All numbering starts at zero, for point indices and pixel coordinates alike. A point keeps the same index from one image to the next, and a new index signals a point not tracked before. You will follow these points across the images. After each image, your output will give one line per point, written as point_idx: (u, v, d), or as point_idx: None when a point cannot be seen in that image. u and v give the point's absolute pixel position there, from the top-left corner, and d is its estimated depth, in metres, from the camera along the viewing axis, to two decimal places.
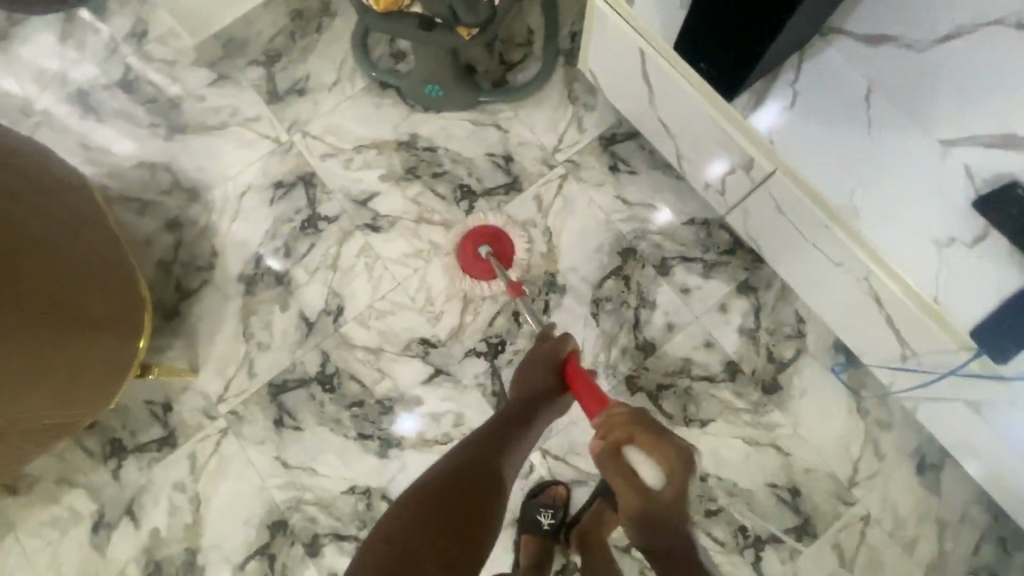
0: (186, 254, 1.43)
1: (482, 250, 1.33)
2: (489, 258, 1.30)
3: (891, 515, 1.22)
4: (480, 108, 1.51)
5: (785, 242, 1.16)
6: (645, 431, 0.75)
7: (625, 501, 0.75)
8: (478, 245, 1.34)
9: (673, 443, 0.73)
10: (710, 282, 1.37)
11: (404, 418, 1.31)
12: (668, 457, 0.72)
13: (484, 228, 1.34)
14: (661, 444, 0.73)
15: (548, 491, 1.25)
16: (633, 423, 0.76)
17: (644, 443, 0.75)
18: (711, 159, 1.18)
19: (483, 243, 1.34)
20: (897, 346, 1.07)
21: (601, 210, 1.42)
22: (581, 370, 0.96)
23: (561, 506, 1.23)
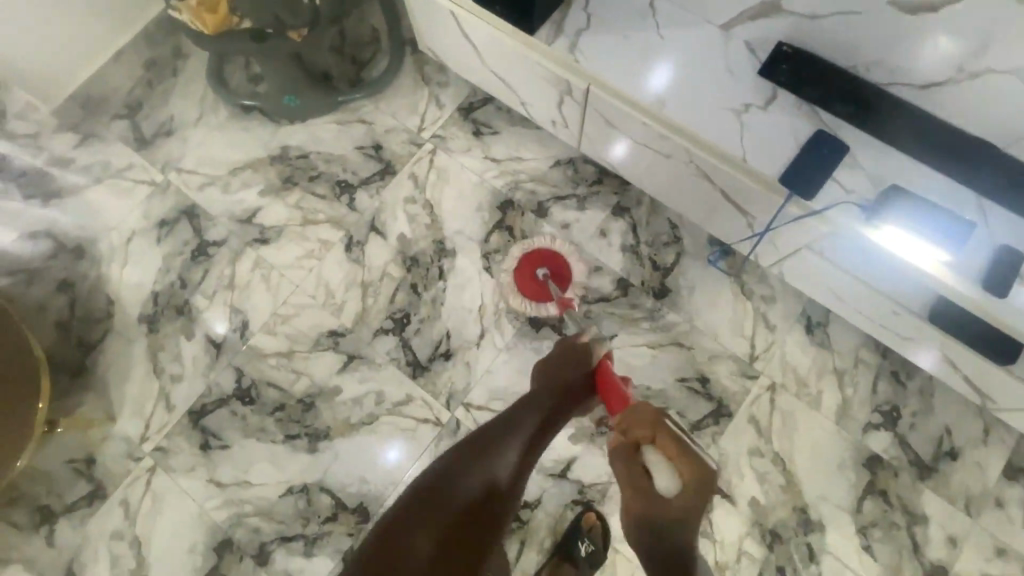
0: (83, 311, 1.44)
1: (539, 272, 1.37)
2: (548, 279, 1.34)
3: (792, 378, 1.31)
4: (342, 108, 1.58)
5: (626, 153, 1.24)
6: (670, 433, 0.79)
7: (625, 499, 0.79)
8: (535, 269, 1.38)
9: (686, 455, 0.76)
10: (586, 213, 1.45)
11: (388, 449, 1.31)
12: (680, 469, 0.76)
13: (538, 252, 1.39)
14: (681, 452, 0.77)
15: None
16: (659, 426, 0.80)
17: (665, 450, 0.79)
18: (544, 96, 1.26)
19: (541, 265, 1.38)
20: (742, 220, 1.16)
21: (474, 172, 1.50)
22: (611, 375, 1.01)
23: None
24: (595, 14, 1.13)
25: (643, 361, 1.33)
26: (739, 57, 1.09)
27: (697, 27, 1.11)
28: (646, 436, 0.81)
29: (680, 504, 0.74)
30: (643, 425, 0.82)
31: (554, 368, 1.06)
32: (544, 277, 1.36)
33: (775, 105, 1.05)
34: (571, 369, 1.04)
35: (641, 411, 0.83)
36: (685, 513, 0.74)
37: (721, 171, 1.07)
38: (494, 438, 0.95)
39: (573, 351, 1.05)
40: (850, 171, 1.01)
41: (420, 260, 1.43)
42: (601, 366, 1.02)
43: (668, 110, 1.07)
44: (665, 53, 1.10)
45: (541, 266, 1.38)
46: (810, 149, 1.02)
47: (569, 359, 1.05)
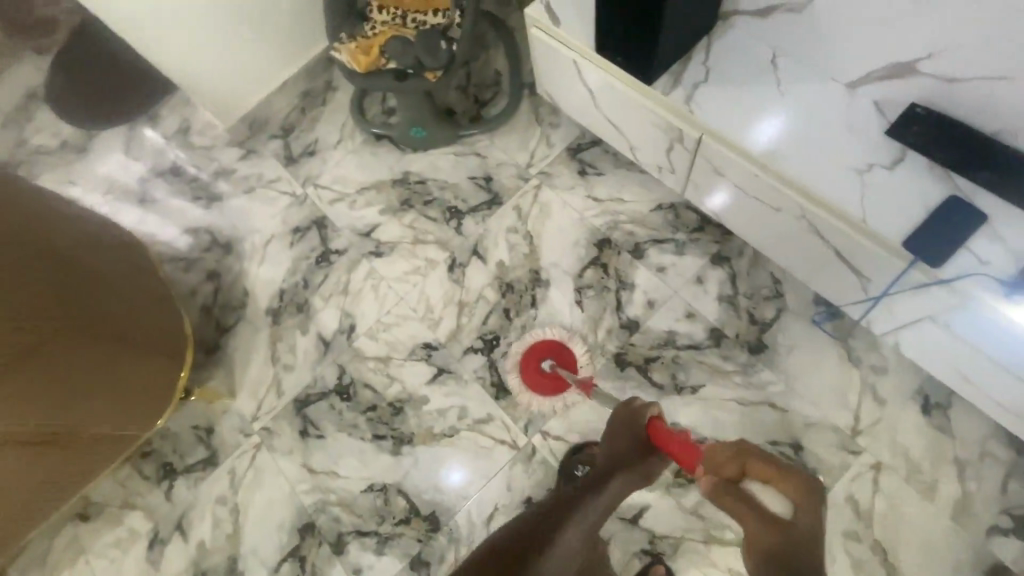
0: (223, 298, 1.66)
1: (544, 364, 1.38)
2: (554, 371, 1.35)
3: (902, 460, 1.19)
4: (460, 141, 1.73)
5: (733, 203, 1.23)
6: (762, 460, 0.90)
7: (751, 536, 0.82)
8: (540, 360, 1.39)
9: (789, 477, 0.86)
10: (684, 259, 1.45)
11: (450, 471, 1.37)
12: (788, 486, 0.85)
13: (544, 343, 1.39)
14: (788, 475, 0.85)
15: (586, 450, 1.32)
16: (747, 457, 0.91)
17: (762, 473, 0.89)
18: (653, 142, 1.30)
19: (544, 357, 1.39)
20: (855, 282, 1.11)
21: (576, 209, 1.56)
22: (667, 433, 1.07)
23: (598, 462, 1.29)
24: (714, 69, 1.16)
25: (731, 416, 1.29)
26: (866, 115, 1.06)
27: (822, 84, 1.10)
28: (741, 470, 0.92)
29: (806, 519, 0.83)
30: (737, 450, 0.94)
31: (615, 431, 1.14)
32: (551, 368, 1.37)
33: (902, 166, 1.01)
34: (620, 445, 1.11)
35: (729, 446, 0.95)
36: (806, 524, 0.81)
37: (835, 229, 1.04)
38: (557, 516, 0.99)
39: (621, 430, 1.12)
40: (987, 241, 0.94)
41: (515, 287, 1.51)
42: (654, 424, 1.09)
43: (782, 163, 1.07)
44: (785, 108, 1.10)
45: (546, 357, 1.39)
46: (940, 214, 0.96)
47: (625, 426, 1.12)
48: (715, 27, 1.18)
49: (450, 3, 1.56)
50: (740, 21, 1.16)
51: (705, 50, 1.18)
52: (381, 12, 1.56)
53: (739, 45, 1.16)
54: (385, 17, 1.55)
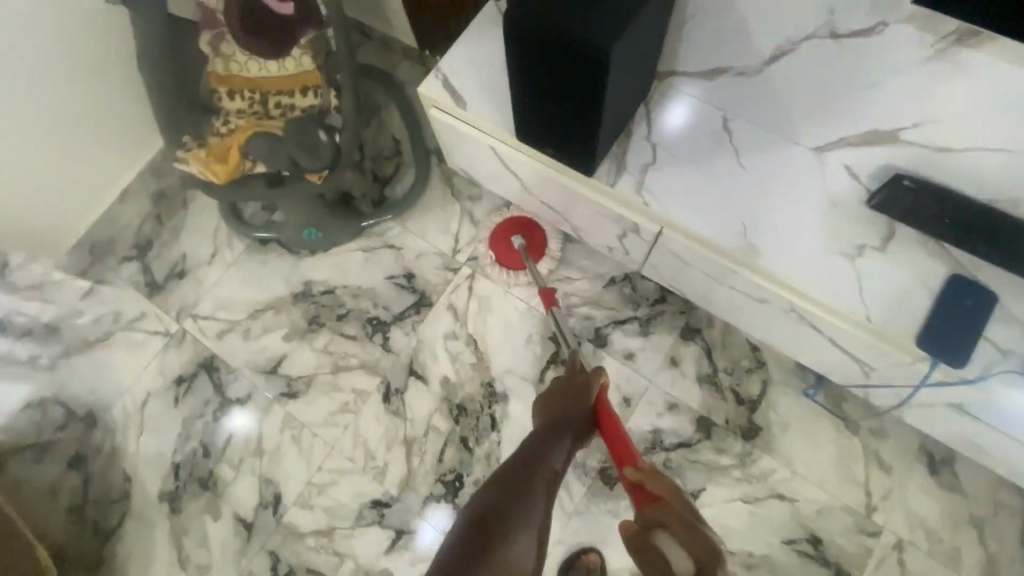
0: (99, 491, 1.29)
1: (514, 240, 1.31)
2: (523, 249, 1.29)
3: (922, 533, 1.11)
4: (367, 233, 1.44)
5: (702, 287, 1.07)
6: (682, 525, 0.70)
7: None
8: (513, 236, 1.32)
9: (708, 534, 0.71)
10: (652, 339, 1.28)
11: (423, 529, 1.21)
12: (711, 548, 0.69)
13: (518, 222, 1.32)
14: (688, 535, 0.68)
15: (581, 561, 1.15)
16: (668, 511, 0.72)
17: (674, 531, 0.69)
18: (599, 227, 1.11)
19: (517, 234, 1.32)
20: (856, 368, 0.98)
21: (520, 298, 1.34)
22: (614, 413, 0.89)
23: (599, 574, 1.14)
24: (660, 144, 0.97)
25: (740, 520, 1.15)
26: (842, 184, 0.92)
27: (785, 149, 0.94)
28: (657, 519, 0.72)
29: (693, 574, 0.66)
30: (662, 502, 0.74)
31: (554, 401, 0.93)
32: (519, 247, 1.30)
33: (895, 244, 0.88)
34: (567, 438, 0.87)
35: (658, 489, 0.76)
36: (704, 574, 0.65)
37: (835, 326, 0.89)
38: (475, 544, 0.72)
39: (566, 395, 0.93)
40: (1004, 326, 0.83)
41: (469, 407, 1.27)
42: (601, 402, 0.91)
43: (764, 256, 0.90)
44: (751, 183, 0.94)
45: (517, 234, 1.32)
46: (949, 301, 0.84)
47: (570, 394, 0.93)
48: (652, 89, 0.98)
49: (322, 77, 1.21)
50: (682, 83, 0.98)
51: (646, 121, 0.98)
52: (233, 98, 1.18)
53: (683, 110, 0.98)
54: (240, 104, 1.18)
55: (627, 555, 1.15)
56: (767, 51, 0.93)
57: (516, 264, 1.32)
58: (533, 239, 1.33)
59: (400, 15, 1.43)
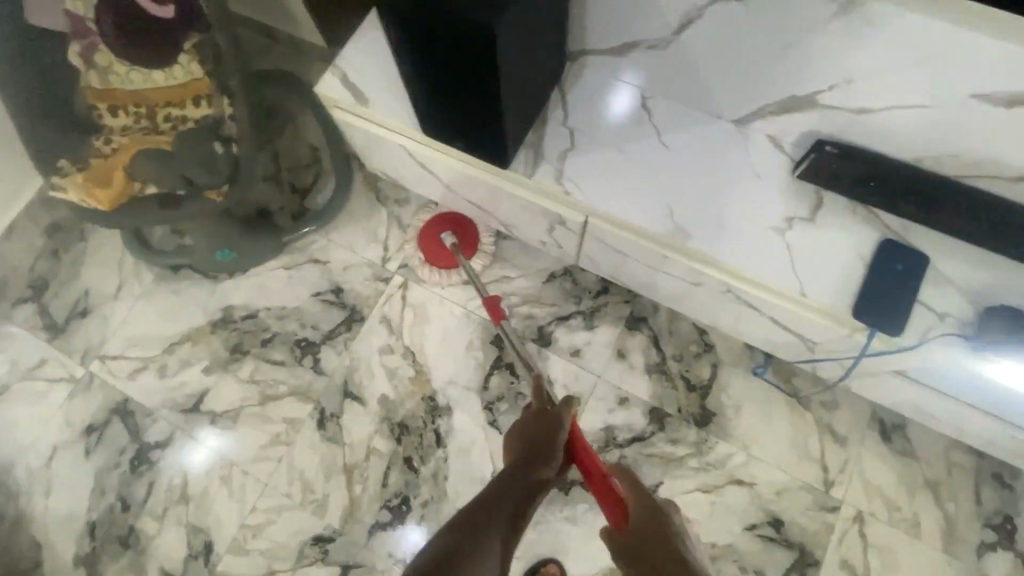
0: (4, 563, 1.15)
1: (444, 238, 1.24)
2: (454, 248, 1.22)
3: (880, 502, 1.10)
4: (289, 248, 1.34)
5: (638, 274, 1.02)
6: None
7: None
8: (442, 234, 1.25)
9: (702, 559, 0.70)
10: (598, 333, 1.23)
11: (409, 532, 1.13)
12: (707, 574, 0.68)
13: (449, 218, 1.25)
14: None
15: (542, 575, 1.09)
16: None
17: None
18: (527, 221, 1.05)
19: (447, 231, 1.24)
20: (798, 342, 0.95)
21: (457, 303, 1.27)
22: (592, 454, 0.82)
23: None
24: (578, 127, 0.92)
25: (700, 511, 1.11)
26: (768, 155, 0.88)
27: (707, 123, 0.90)
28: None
29: None
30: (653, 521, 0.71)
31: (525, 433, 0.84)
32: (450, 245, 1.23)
33: (824, 213, 0.85)
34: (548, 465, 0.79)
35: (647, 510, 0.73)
36: None
37: (771, 304, 0.85)
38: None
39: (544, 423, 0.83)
40: (937, 288, 0.81)
41: (411, 425, 1.19)
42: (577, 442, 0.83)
43: (693, 239, 0.85)
44: (675, 162, 0.89)
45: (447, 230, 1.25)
46: (879, 268, 0.81)
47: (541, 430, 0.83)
48: (564, 71, 0.93)
49: (213, 85, 1.11)
50: (593, 63, 0.93)
51: (561, 104, 0.93)
52: (116, 114, 1.06)
53: (599, 89, 0.93)
54: (125, 121, 1.06)
55: (589, 561, 1.10)
56: (675, 22, 0.87)
57: (450, 262, 1.25)
58: (463, 233, 1.26)
59: (302, 12, 1.34)
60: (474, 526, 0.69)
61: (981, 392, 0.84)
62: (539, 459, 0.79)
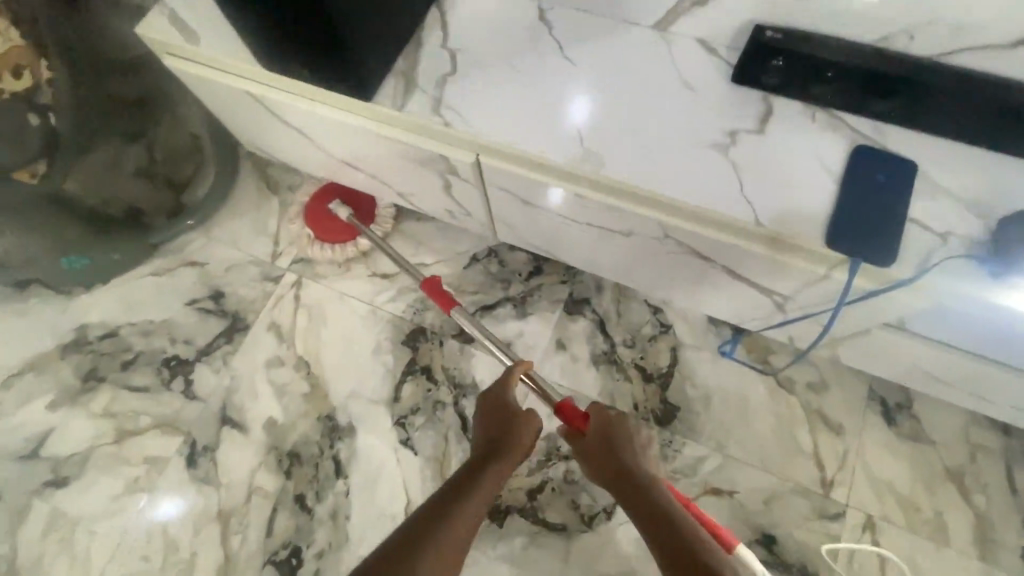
0: None
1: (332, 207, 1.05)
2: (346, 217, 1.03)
3: (893, 503, 0.87)
4: (161, 252, 1.12)
5: (562, 235, 0.82)
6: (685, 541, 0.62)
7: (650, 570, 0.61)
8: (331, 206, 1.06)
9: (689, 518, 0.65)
10: (532, 322, 1.02)
11: None
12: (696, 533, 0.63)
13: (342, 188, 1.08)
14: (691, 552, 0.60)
15: None
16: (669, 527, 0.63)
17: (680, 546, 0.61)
18: (420, 181, 0.84)
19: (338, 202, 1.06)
20: (766, 298, 0.73)
21: (362, 300, 1.05)
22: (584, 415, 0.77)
23: None
24: (461, 50, 0.72)
25: None
26: (698, 62, 0.70)
27: (621, 32, 0.72)
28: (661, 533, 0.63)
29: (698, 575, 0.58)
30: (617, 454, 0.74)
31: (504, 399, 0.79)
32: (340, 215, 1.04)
33: (775, 124, 0.66)
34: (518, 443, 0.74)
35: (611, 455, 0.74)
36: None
37: (722, 244, 0.64)
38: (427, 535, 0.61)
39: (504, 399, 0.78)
40: (934, 203, 0.60)
41: (305, 452, 0.95)
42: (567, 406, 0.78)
43: (612, 166, 0.65)
44: (584, 78, 0.70)
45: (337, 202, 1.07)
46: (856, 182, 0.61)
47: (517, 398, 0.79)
48: None
49: None
50: None
51: (440, 26, 0.74)
52: None
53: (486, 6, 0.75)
54: None
55: None
56: None
57: (346, 237, 1.05)
58: (357, 204, 1.08)
59: None
60: (434, 510, 0.64)
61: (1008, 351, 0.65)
62: (503, 433, 0.75)
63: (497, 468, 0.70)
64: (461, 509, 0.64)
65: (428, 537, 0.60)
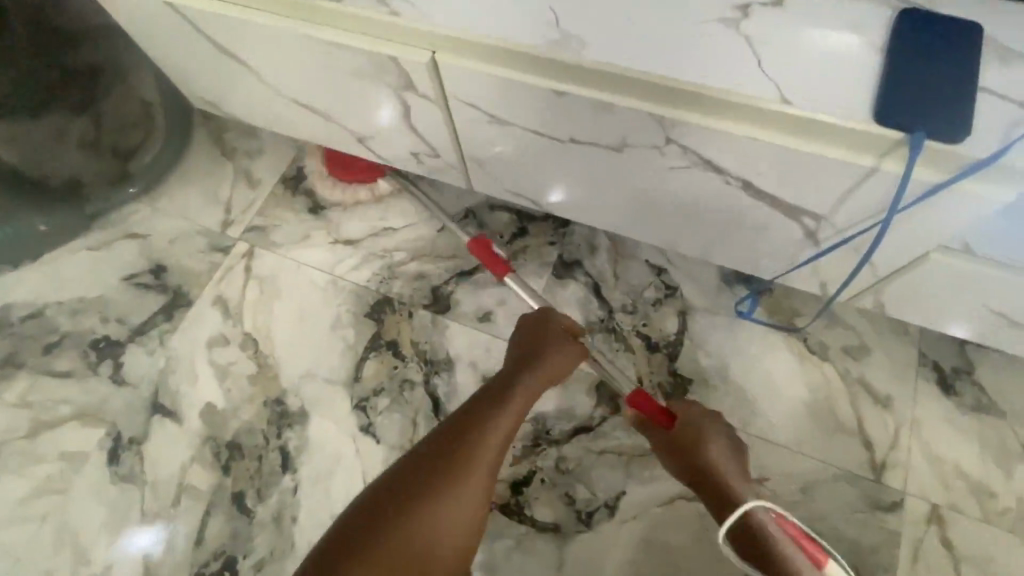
0: None
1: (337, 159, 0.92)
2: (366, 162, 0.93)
3: (958, 489, 0.71)
4: (99, 225, 0.99)
5: (544, 167, 0.69)
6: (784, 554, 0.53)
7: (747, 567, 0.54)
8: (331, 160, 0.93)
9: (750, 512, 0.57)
10: (516, 289, 0.87)
11: None
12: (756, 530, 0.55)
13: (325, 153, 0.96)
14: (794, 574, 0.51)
15: None
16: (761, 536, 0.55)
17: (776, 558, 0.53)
18: (376, 111, 0.72)
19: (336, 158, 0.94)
20: (795, 222, 0.60)
21: (322, 269, 0.91)
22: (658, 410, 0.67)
23: None
24: None
25: (687, 532, 0.72)
26: None
27: None
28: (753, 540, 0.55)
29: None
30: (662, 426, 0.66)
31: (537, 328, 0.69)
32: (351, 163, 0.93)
33: None
34: (556, 352, 0.66)
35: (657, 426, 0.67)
36: None
37: (743, 139, 0.51)
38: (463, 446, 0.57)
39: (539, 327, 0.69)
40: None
41: (250, 443, 0.80)
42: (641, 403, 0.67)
43: (597, 49, 0.51)
44: None
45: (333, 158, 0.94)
46: (917, 46, 0.46)
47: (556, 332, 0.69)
48: None
49: None
50: None
51: None
52: None
53: None
54: None
55: None
56: None
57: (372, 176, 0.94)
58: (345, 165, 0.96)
59: None
60: (465, 425, 0.59)
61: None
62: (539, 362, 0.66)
63: (532, 378, 0.64)
64: (492, 425, 0.59)
65: (459, 455, 0.56)
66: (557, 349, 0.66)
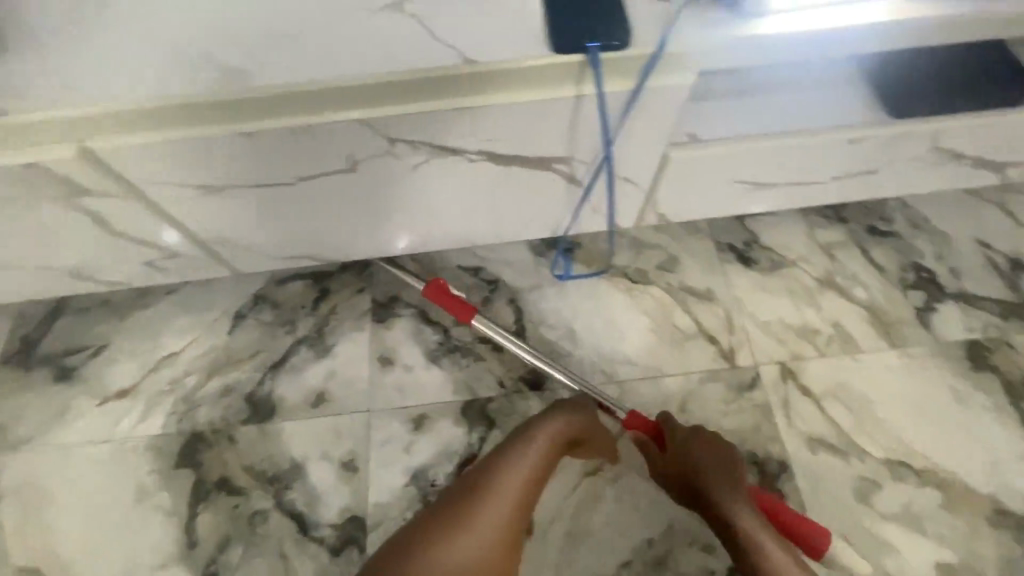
0: None
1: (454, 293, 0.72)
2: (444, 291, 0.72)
3: (793, 337, 0.78)
4: None
5: (295, 217, 0.62)
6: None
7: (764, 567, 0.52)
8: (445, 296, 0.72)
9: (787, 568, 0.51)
10: (340, 354, 0.78)
11: None
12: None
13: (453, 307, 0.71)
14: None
15: None
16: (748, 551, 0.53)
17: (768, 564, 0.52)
18: (64, 237, 0.59)
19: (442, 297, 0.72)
20: (552, 172, 0.60)
21: (102, 438, 0.74)
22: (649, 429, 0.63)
23: None
24: None
25: (606, 506, 0.67)
26: None
27: None
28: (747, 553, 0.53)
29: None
30: (698, 465, 0.58)
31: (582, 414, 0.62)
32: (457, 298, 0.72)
33: None
34: (577, 413, 0.61)
35: (700, 466, 0.58)
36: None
37: (457, 109, 0.49)
38: (480, 504, 0.52)
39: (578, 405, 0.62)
40: None
41: None
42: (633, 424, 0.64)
43: (258, 71, 0.45)
44: None
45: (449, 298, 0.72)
46: None
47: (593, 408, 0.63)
48: None
49: None
50: None
51: None
52: None
53: None
54: None
55: None
56: None
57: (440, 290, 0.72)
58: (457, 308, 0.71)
59: None
60: (487, 483, 0.54)
61: (787, 101, 0.63)
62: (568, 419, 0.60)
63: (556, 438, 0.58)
64: (515, 479, 0.54)
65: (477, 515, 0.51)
66: (577, 411, 0.61)
